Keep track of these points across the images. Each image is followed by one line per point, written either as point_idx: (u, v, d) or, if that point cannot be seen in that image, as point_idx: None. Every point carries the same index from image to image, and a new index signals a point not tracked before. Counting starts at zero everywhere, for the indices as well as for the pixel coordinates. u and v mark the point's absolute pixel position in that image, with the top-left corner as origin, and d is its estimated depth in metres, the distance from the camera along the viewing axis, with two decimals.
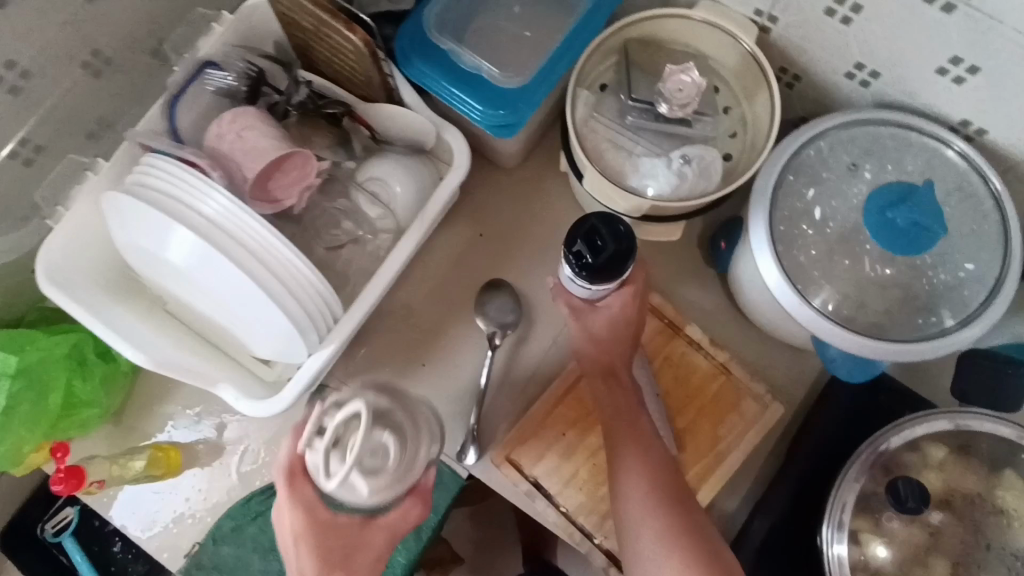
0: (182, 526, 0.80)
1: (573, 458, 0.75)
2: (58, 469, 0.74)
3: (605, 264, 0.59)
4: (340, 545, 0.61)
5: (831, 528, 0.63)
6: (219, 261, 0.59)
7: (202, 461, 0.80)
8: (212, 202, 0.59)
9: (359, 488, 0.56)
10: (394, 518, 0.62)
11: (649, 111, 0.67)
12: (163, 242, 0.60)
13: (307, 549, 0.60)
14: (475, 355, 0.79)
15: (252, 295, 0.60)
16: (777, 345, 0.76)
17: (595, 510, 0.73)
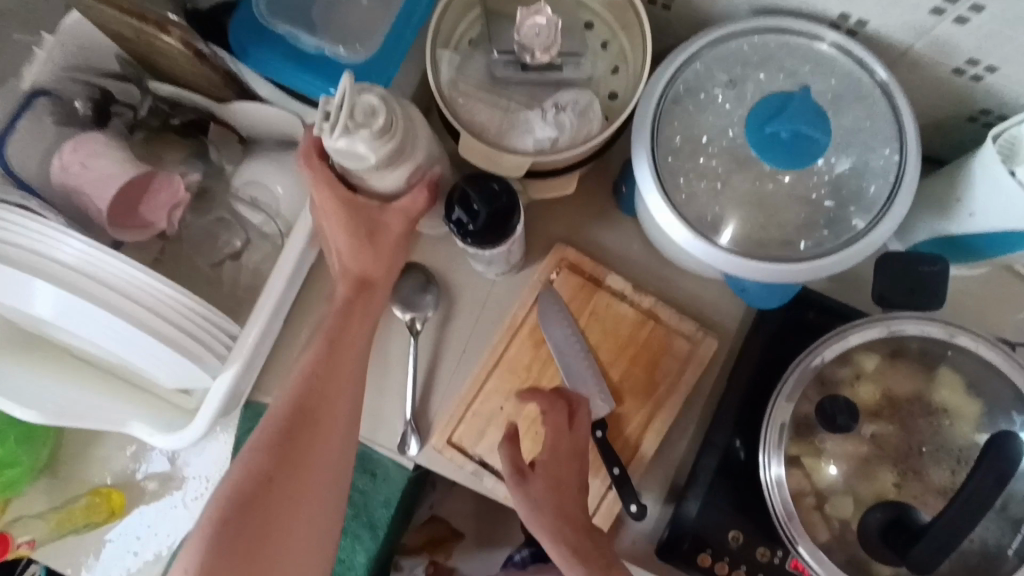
0: (142, 565, 0.77)
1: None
2: None
3: (487, 225, 0.54)
4: (366, 234, 0.60)
5: (769, 450, 0.61)
6: (84, 308, 0.56)
7: (146, 498, 0.77)
8: (60, 245, 0.55)
9: (366, 155, 0.50)
10: (405, 203, 0.58)
11: (514, 62, 0.62)
12: (24, 296, 0.57)
13: (336, 219, 0.59)
14: (401, 343, 0.76)
15: (126, 331, 0.57)
16: (703, 279, 0.74)
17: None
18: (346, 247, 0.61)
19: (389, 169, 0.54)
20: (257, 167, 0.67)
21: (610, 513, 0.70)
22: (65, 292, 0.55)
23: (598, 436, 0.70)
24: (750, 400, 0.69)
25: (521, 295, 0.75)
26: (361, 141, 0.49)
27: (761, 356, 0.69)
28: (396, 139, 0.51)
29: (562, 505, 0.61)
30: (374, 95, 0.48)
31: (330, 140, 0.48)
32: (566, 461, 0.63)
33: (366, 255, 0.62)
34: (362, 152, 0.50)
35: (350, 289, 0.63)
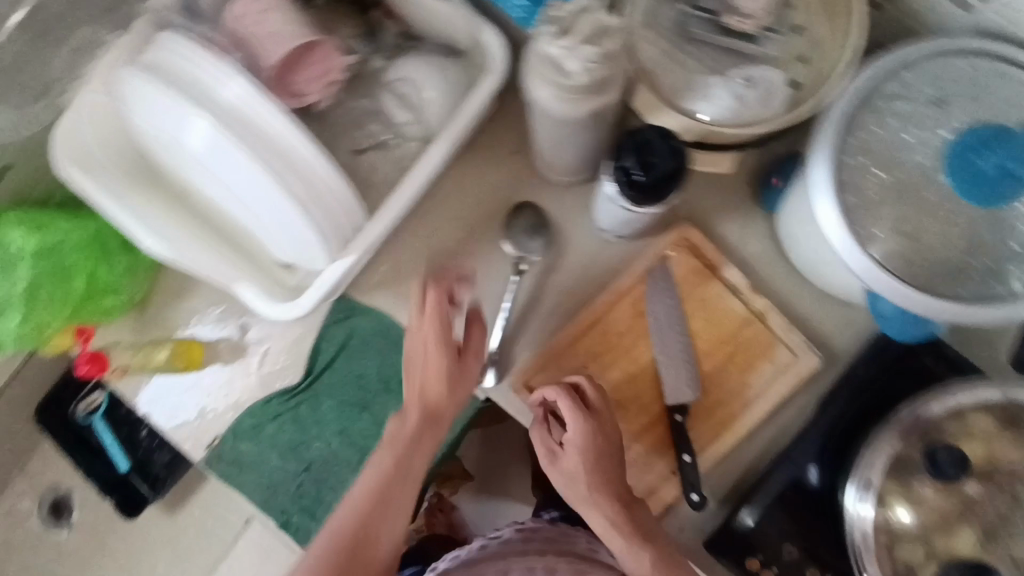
0: (205, 421, 0.79)
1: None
2: (83, 352, 0.78)
3: (656, 184, 0.51)
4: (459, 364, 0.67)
5: (858, 487, 0.61)
6: (236, 154, 0.54)
7: (223, 359, 0.78)
8: (229, 87, 0.54)
9: (573, 74, 0.48)
10: (476, 342, 0.68)
11: (711, 22, 0.58)
12: (179, 125, 0.56)
13: (438, 366, 0.66)
14: (501, 278, 0.76)
15: (269, 193, 0.56)
16: (822, 296, 0.71)
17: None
18: (430, 379, 0.67)
19: (583, 101, 0.51)
20: (414, 65, 0.66)
21: (667, 496, 0.70)
22: (226, 130, 0.54)
23: (676, 420, 0.69)
24: (837, 427, 0.67)
25: (633, 262, 0.73)
26: (578, 56, 0.46)
27: (860, 388, 0.68)
28: (609, 69, 0.48)
29: (597, 489, 0.66)
30: (613, 17, 0.46)
31: (549, 44, 0.46)
32: (593, 462, 0.66)
33: (450, 390, 0.67)
34: (571, 68, 0.47)
35: (420, 418, 0.68)
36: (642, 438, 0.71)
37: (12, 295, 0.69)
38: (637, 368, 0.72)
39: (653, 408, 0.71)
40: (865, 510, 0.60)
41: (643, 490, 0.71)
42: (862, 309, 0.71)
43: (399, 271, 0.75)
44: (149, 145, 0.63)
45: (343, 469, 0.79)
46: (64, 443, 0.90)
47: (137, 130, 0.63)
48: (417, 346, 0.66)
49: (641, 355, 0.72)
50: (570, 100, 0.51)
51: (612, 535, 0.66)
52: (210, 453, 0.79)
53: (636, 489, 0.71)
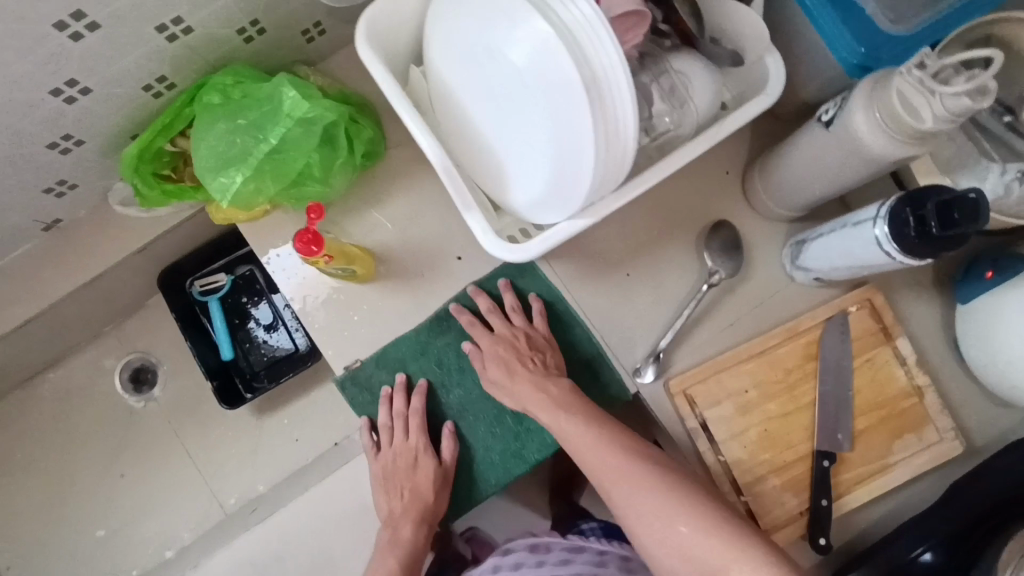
0: (349, 335, 0.76)
1: (748, 416, 0.73)
2: (307, 229, 0.64)
3: (944, 241, 0.53)
4: (440, 472, 0.74)
5: None
6: (562, 83, 0.53)
7: (390, 281, 0.76)
8: (578, 8, 0.52)
9: (919, 118, 0.50)
10: (444, 445, 0.74)
11: (1001, 114, 0.62)
12: (509, 35, 0.55)
13: (422, 479, 0.73)
14: (683, 285, 0.78)
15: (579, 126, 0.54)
16: (973, 389, 0.76)
17: (750, 472, 0.73)
18: (420, 488, 0.74)
19: (903, 148, 0.53)
20: (694, 62, 0.68)
21: (793, 535, 0.72)
22: (562, 56, 0.52)
23: (824, 466, 0.72)
24: (966, 515, 0.71)
25: (815, 308, 0.75)
26: (940, 104, 0.49)
27: (1000, 486, 0.71)
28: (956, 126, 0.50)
29: (516, 381, 0.71)
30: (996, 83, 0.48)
31: (909, 87, 0.50)
32: (501, 358, 0.73)
33: (433, 492, 0.74)
34: (924, 115, 0.50)
35: (413, 525, 0.73)
36: (783, 474, 0.73)
37: (240, 155, 0.66)
38: (794, 405, 0.74)
39: (801, 448, 0.73)
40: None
41: (772, 523, 0.72)
42: (1003, 412, 0.75)
43: (589, 247, 0.78)
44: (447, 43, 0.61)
45: (477, 420, 0.76)
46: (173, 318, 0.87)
47: (438, 26, 0.61)
48: (404, 461, 0.75)
49: (801, 396, 0.74)
50: (893, 140, 0.53)
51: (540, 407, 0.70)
52: (345, 374, 0.76)
53: (765, 519, 0.72)
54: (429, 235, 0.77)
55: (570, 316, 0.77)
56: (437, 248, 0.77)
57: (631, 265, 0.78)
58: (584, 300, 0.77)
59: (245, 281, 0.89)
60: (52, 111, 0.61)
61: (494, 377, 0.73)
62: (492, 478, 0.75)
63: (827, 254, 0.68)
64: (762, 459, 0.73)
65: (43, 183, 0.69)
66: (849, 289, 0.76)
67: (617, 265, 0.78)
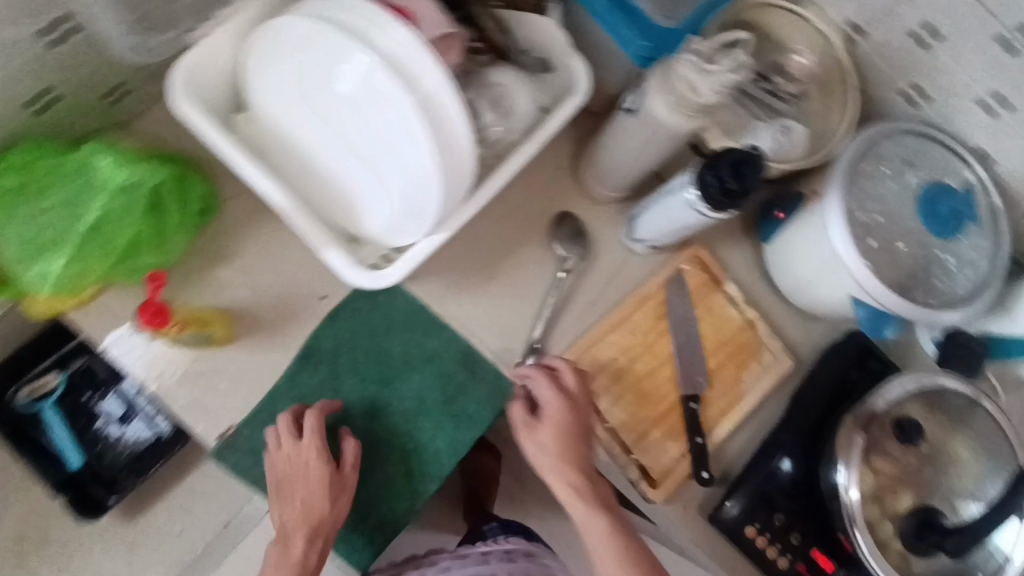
0: (219, 403, 0.72)
1: (622, 380, 0.81)
2: (148, 301, 0.69)
3: (742, 191, 0.63)
4: (337, 484, 0.70)
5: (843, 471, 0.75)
6: (402, 110, 0.56)
7: (252, 337, 0.74)
8: (394, 37, 0.55)
9: (698, 94, 0.60)
10: (346, 450, 0.71)
11: (760, 82, 0.76)
12: (343, 70, 0.57)
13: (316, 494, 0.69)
14: (544, 277, 0.83)
15: (418, 142, 0.57)
16: (791, 311, 0.90)
17: (635, 430, 0.80)
18: (312, 500, 0.69)
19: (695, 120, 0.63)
20: (509, 73, 0.74)
21: (681, 476, 0.80)
22: (397, 86, 0.55)
23: (691, 406, 0.81)
24: (809, 419, 0.83)
25: (656, 272, 0.85)
26: (710, 82, 0.59)
27: (826, 387, 0.85)
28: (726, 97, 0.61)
29: (565, 453, 0.72)
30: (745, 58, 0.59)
31: (687, 70, 0.59)
32: (562, 420, 0.73)
33: (328, 503, 0.70)
34: (702, 91, 0.60)
35: (304, 540, 0.69)
36: (662, 424, 0.81)
37: (54, 238, 0.63)
38: (657, 361, 0.82)
39: (671, 397, 0.82)
40: (852, 491, 0.74)
41: (663, 470, 0.80)
42: (815, 324, 0.90)
43: (451, 258, 0.81)
44: (274, 87, 0.62)
45: (371, 454, 0.76)
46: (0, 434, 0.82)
47: (269, 70, 0.62)
48: (297, 471, 0.69)
49: (661, 351, 0.83)
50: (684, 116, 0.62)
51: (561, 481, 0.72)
52: (219, 445, 0.72)
53: (656, 468, 0.80)
54: (288, 280, 0.75)
55: (439, 325, 0.79)
56: (297, 293, 0.75)
57: (494, 269, 0.82)
58: (454, 311, 0.80)
59: (80, 379, 0.84)
60: None
61: (539, 450, 0.73)
62: (402, 505, 0.75)
63: (654, 224, 0.77)
64: (642, 416, 0.81)
65: None
66: (679, 250, 0.87)
67: (481, 271, 0.81)
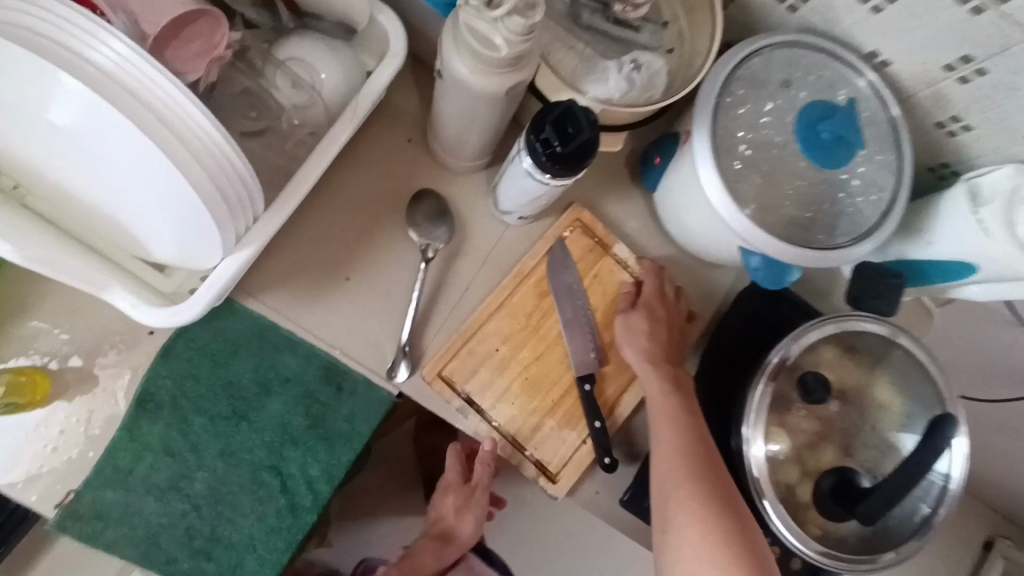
0: (54, 466, 0.66)
1: (506, 372, 0.73)
2: None
3: (571, 156, 0.53)
4: (463, 499, 0.86)
5: (748, 430, 0.68)
6: (130, 140, 0.46)
7: (74, 392, 0.67)
8: (105, 51, 0.44)
9: (494, 44, 0.49)
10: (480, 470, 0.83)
11: (601, 10, 0.65)
12: (45, 98, 0.46)
13: (474, 509, 0.87)
14: (408, 269, 0.74)
15: (161, 172, 0.48)
16: (695, 261, 0.81)
17: (526, 424, 0.73)
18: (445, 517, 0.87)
19: (506, 74, 0.52)
20: (305, 43, 0.63)
21: (582, 463, 0.73)
22: (109, 114, 0.44)
23: (587, 389, 0.73)
24: (721, 375, 0.76)
25: (535, 245, 0.75)
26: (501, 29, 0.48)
27: (735, 343, 0.76)
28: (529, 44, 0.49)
29: (659, 331, 0.73)
30: None
31: (474, 18, 0.48)
32: (656, 310, 0.74)
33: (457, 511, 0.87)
34: (497, 41, 0.49)
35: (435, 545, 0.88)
36: (556, 412, 0.74)
37: None
38: (544, 345, 0.74)
39: (563, 380, 0.74)
40: (758, 449, 0.67)
41: (561, 462, 0.73)
42: (724, 271, 0.81)
43: (295, 262, 0.71)
44: None
45: (237, 493, 0.69)
46: None
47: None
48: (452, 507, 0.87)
49: (546, 333, 0.74)
50: (490, 73, 0.52)
51: (647, 368, 0.71)
52: (60, 513, 0.65)
53: (553, 460, 0.73)
54: (109, 319, 0.68)
55: (290, 341, 0.70)
56: (120, 332, 0.68)
57: (348, 269, 0.72)
58: (306, 324, 0.71)
59: None
60: None
61: (628, 335, 0.73)
62: (280, 544, 0.69)
63: (511, 196, 0.68)
64: (533, 407, 0.73)
65: None
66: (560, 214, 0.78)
67: (333, 274, 0.72)
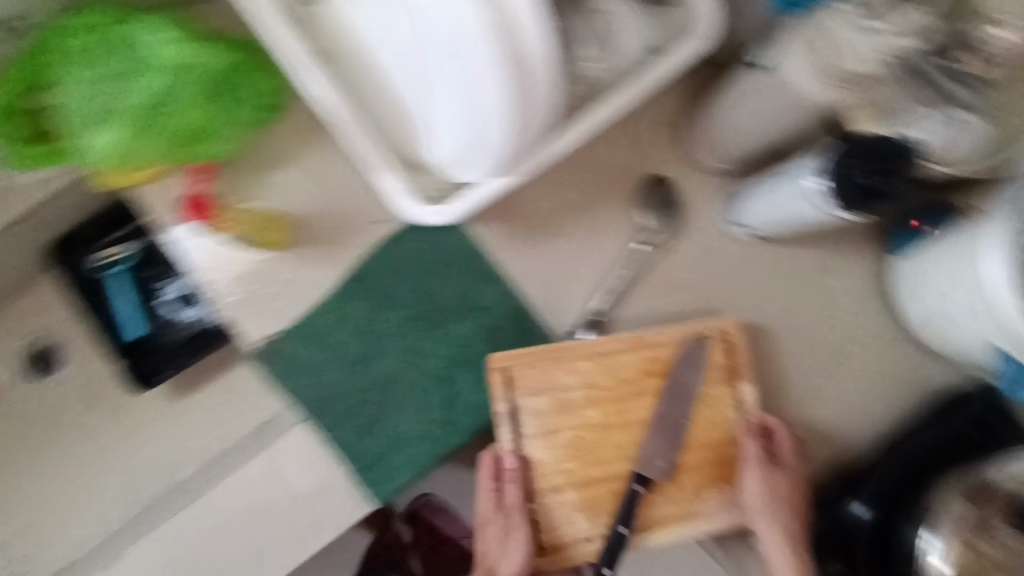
0: (270, 309, 0.71)
1: (566, 416, 0.69)
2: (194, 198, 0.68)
3: (870, 193, 0.50)
4: (498, 527, 0.68)
5: (931, 537, 0.64)
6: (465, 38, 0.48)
7: (302, 250, 0.71)
8: None
9: None
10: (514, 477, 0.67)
11: (938, 52, 0.54)
12: None
13: (517, 537, 0.67)
14: (619, 245, 0.73)
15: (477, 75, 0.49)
16: (904, 338, 0.76)
17: (550, 478, 0.69)
18: (487, 534, 0.68)
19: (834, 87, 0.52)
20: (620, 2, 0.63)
21: (572, 556, 0.69)
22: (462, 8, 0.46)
23: (633, 489, 0.68)
24: (912, 465, 0.69)
25: (671, 327, 0.71)
26: None
27: (928, 440, 0.70)
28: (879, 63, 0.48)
29: (783, 504, 0.69)
30: None
31: None
32: (785, 479, 0.69)
33: (499, 528, 0.68)
34: None
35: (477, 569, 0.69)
36: (582, 490, 0.69)
37: (116, 103, 0.60)
38: (615, 419, 0.70)
39: (616, 467, 0.69)
40: (943, 564, 0.62)
41: (556, 538, 0.69)
42: (931, 360, 0.76)
43: (520, 201, 0.73)
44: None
45: (410, 386, 0.72)
46: (74, 297, 0.84)
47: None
48: (495, 525, 0.68)
49: (625, 412, 0.70)
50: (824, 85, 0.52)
51: (780, 547, 0.69)
52: (262, 349, 0.71)
53: (549, 533, 0.69)
54: (344, 198, 0.71)
55: (491, 272, 0.73)
56: (353, 211, 0.71)
57: (563, 225, 0.73)
58: (513, 263, 0.73)
59: (147, 256, 0.83)
60: None
61: (769, 497, 0.68)
62: (429, 448, 0.71)
63: (761, 211, 0.66)
64: (566, 467, 0.69)
65: None
66: (711, 317, 0.73)
67: (550, 225, 0.73)
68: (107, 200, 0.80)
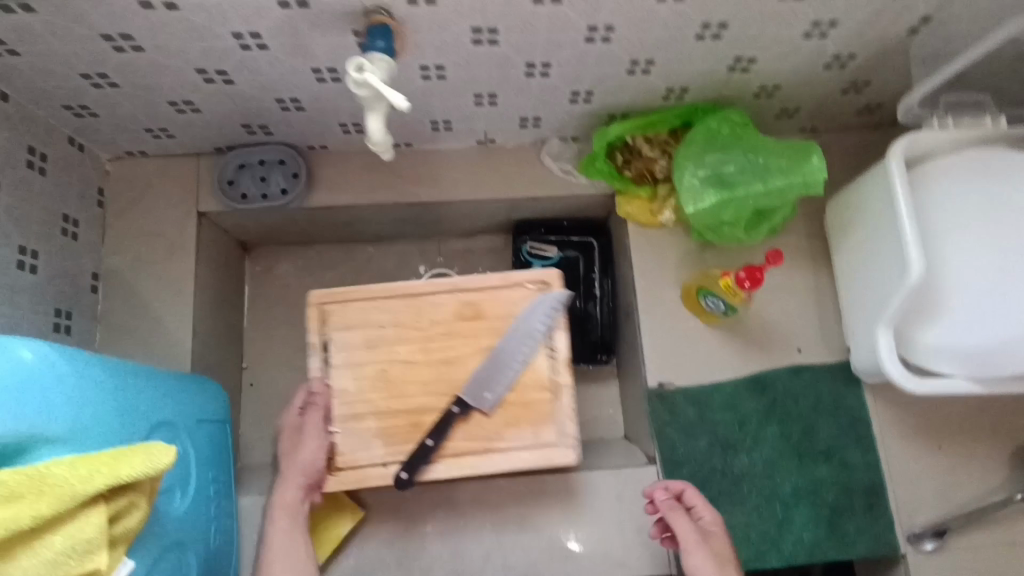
0: (682, 366, 0.84)
1: (376, 351, 0.74)
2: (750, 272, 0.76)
3: None
4: (293, 436, 0.73)
5: None
6: None
7: (730, 337, 0.84)
8: None
9: None
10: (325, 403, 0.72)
11: None
12: None
13: (310, 444, 0.71)
14: (981, 486, 0.81)
15: None
16: None
17: (351, 406, 0.73)
18: (299, 461, 0.71)
19: None
20: None
21: (366, 480, 0.72)
22: None
23: (452, 410, 0.71)
24: None
25: (499, 284, 0.75)
26: None
27: None
28: None
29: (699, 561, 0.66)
30: None
31: None
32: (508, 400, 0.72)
33: (310, 445, 0.72)
34: None
35: (304, 493, 0.71)
36: (382, 419, 0.72)
37: (723, 178, 0.75)
38: (424, 357, 0.74)
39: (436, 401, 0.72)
40: None
41: (349, 462, 0.72)
42: None
43: (915, 403, 0.83)
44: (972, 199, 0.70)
45: (757, 493, 0.80)
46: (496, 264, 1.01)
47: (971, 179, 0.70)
48: (293, 441, 0.73)
49: (432, 348, 0.74)
50: None
51: None
52: (658, 390, 0.83)
53: (344, 457, 0.72)
54: (782, 323, 0.85)
55: (870, 444, 0.82)
56: (784, 336, 0.85)
57: (943, 441, 0.82)
58: (887, 447, 0.82)
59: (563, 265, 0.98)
60: (610, 73, 0.72)
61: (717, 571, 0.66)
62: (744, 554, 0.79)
63: None
64: (369, 397, 0.73)
65: (526, 114, 0.80)
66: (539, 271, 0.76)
67: (931, 436, 0.82)
68: (574, 217, 0.97)
